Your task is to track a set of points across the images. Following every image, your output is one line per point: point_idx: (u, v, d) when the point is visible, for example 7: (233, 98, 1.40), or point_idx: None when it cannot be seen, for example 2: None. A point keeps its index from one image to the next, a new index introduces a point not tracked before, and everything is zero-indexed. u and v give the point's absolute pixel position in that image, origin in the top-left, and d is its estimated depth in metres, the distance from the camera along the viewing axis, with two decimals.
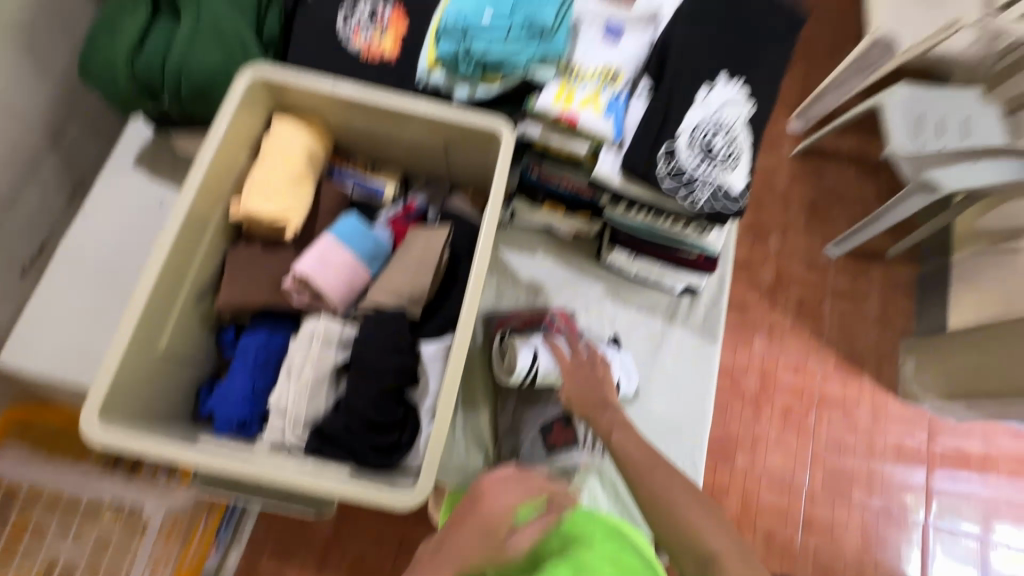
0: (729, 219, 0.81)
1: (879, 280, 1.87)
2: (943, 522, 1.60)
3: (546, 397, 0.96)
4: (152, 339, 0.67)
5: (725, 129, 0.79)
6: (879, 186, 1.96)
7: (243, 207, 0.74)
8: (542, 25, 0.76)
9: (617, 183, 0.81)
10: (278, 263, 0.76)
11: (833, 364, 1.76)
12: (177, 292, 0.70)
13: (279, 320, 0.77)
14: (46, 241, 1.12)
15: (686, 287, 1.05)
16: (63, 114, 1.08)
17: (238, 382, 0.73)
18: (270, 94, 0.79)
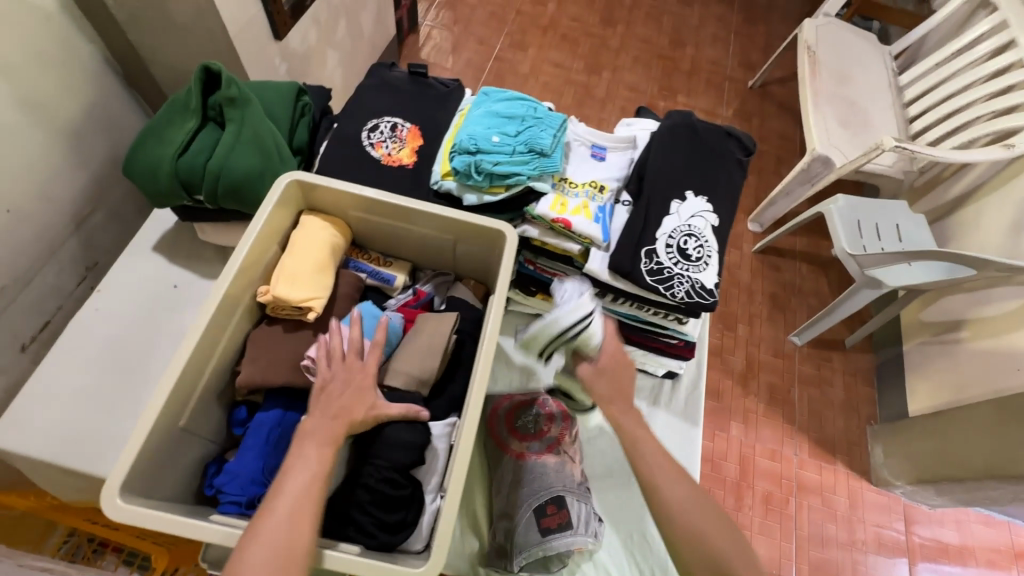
0: (704, 311, 0.92)
1: (841, 369, 2.11)
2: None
3: (539, 478, 0.97)
4: (176, 417, 0.70)
5: (697, 234, 0.93)
6: (831, 281, 2.23)
7: (271, 293, 0.81)
8: (541, 147, 0.91)
9: (605, 277, 0.92)
10: (298, 345, 0.82)
11: (807, 452, 1.93)
12: (202, 371, 0.74)
13: (293, 399, 0.81)
14: (50, 318, 1.14)
15: (667, 371, 1.15)
16: (89, 204, 1.16)
17: (250, 460, 0.75)
18: (301, 194, 0.90)
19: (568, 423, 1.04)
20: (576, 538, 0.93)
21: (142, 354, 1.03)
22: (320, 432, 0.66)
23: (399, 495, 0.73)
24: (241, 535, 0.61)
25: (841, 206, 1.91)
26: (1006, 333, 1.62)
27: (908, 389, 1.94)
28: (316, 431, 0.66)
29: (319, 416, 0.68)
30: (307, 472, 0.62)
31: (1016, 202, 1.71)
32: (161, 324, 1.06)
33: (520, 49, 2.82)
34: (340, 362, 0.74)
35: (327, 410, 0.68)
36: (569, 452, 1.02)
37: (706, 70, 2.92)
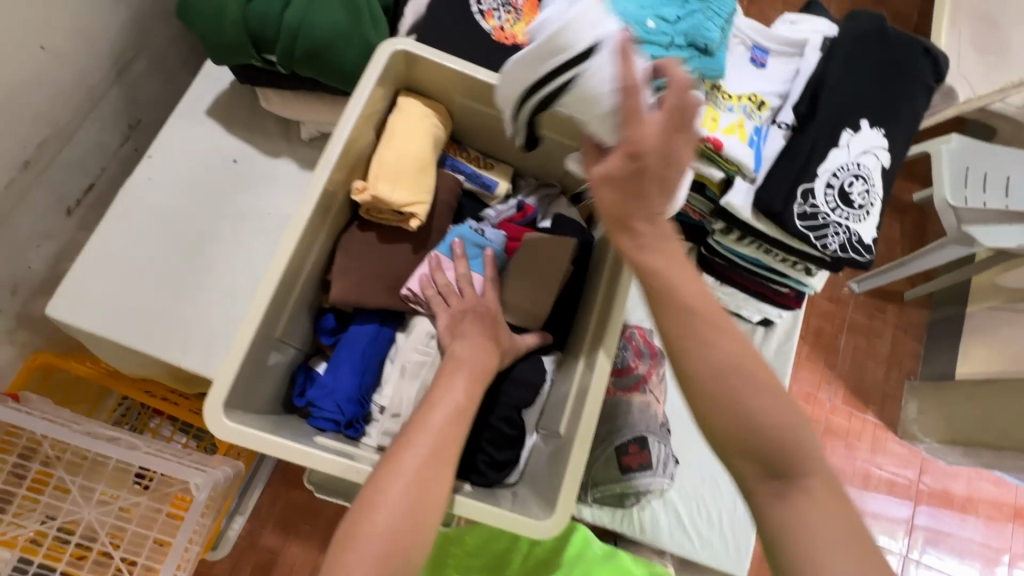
0: (854, 268, 0.79)
1: (894, 321, 2.02)
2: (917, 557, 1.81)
3: (622, 416, 0.92)
4: (270, 326, 0.62)
5: (864, 175, 0.78)
6: (906, 228, 2.07)
7: (371, 193, 0.69)
8: (706, 42, 0.72)
9: (746, 216, 0.79)
10: (397, 257, 0.72)
11: (841, 398, 1.92)
12: (297, 277, 0.65)
13: (388, 315, 0.73)
14: (95, 182, 1.03)
15: (764, 318, 1.06)
16: (131, 47, 0.98)
17: (345, 377, 0.68)
18: (403, 71, 0.74)
19: (656, 361, 0.97)
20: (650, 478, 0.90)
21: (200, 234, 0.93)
22: (469, 362, 0.63)
23: (512, 434, 0.69)
24: (370, 473, 0.58)
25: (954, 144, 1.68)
26: None
27: (961, 350, 1.87)
28: (467, 361, 0.63)
29: (460, 350, 0.64)
30: (454, 405, 0.59)
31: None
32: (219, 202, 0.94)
33: None
34: (461, 292, 0.69)
35: (472, 341, 0.65)
36: (654, 392, 0.95)
37: None
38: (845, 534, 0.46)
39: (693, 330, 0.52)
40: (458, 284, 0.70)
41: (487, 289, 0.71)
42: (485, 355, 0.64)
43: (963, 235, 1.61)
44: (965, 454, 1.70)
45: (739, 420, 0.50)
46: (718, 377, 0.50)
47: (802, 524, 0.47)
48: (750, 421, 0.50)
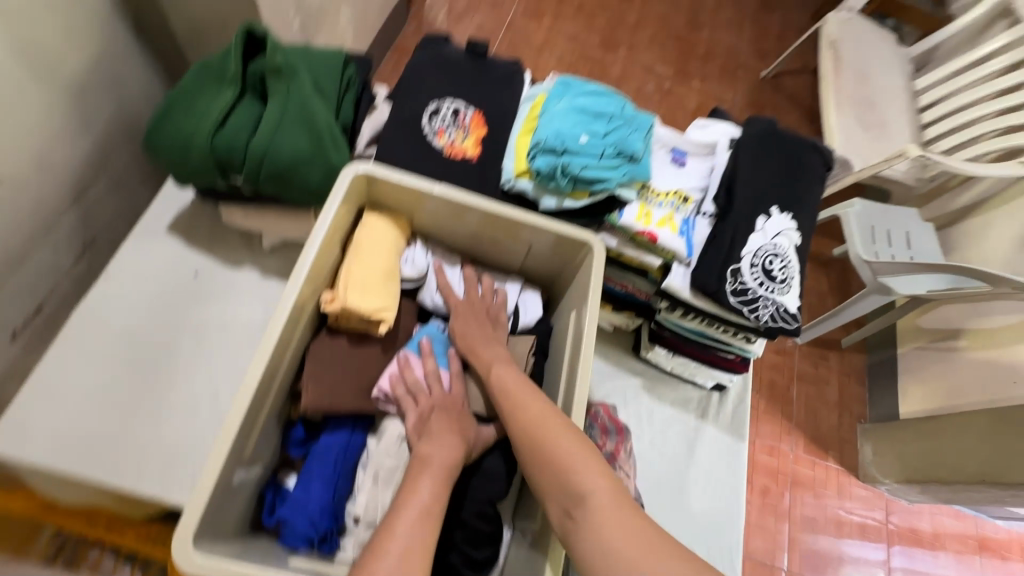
0: (786, 335, 0.88)
1: (837, 367, 2.16)
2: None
3: None
4: (239, 447, 0.62)
5: (781, 254, 0.88)
6: (833, 280, 2.27)
7: (339, 302, 0.71)
8: (632, 151, 0.83)
9: (685, 295, 0.87)
10: (365, 361, 0.74)
11: (803, 447, 1.99)
12: (268, 392, 0.65)
13: (358, 420, 0.74)
14: (44, 302, 1.01)
15: (717, 384, 1.12)
16: (90, 172, 1.01)
17: (317, 490, 0.68)
18: (364, 187, 0.80)
19: (622, 437, 1.00)
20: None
21: (158, 348, 0.92)
22: (437, 461, 0.61)
23: (489, 532, 0.68)
24: None
25: (857, 207, 1.92)
26: (1002, 346, 1.72)
27: (900, 390, 2.01)
28: (436, 460, 0.61)
29: (429, 448, 0.63)
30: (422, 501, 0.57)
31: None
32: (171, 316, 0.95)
33: (534, 17, 2.67)
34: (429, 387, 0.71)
35: (440, 440, 0.63)
36: (624, 468, 0.98)
37: (722, 55, 2.85)
38: (645, 551, 0.54)
39: (504, 401, 0.67)
40: (427, 379, 0.71)
41: (454, 383, 0.73)
42: (458, 450, 0.64)
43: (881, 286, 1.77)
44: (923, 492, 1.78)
45: (541, 465, 0.62)
46: (519, 435, 0.64)
47: (595, 539, 0.56)
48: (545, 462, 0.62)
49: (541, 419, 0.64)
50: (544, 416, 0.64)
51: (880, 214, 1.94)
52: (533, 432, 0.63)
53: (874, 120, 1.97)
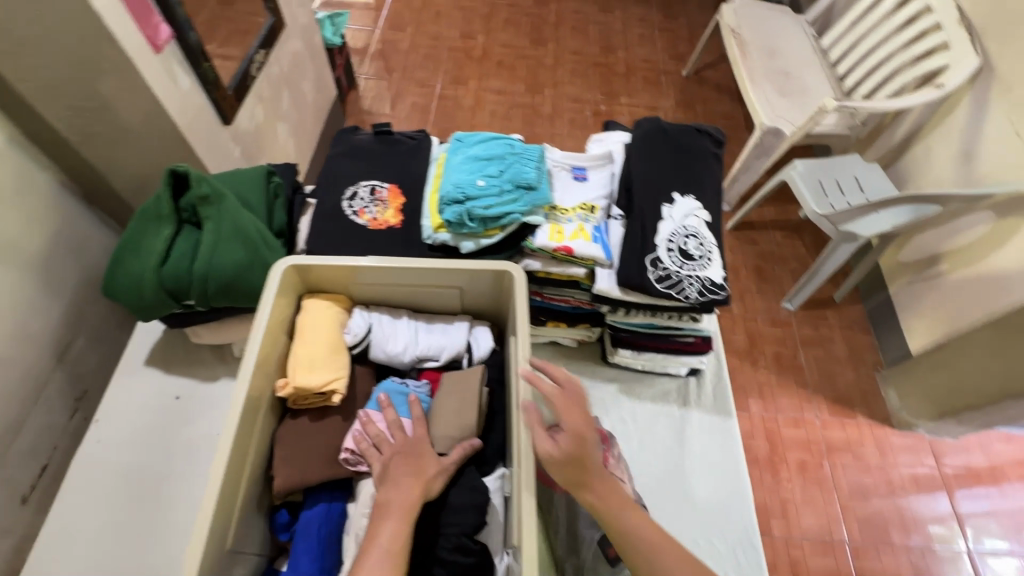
0: (720, 305, 0.92)
1: (837, 322, 2.15)
2: (981, 545, 1.74)
3: None
4: (222, 539, 0.66)
5: (694, 233, 0.94)
6: (806, 241, 2.32)
7: (292, 385, 0.78)
8: (528, 180, 0.91)
9: (616, 293, 0.92)
10: (329, 433, 0.79)
11: (827, 411, 1.96)
12: (239, 484, 0.70)
13: (335, 490, 0.78)
14: (48, 461, 1.08)
15: (690, 369, 1.14)
16: (67, 331, 1.11)
17: (304, 564, 0.71)
18: (298, 277, 0.87)
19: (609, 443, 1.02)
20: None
21: (152, 474, 0.97)
22: (398, 504, 0.66)
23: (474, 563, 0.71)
24: None
25: (800, 167, 1.98)
26: (981, 260, 1.72)
27: (905, 329, 2.00)
28: (395, 503, 0.66)
29: (391, 495, 0.67)
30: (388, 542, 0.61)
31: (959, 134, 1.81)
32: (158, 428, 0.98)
33: (461, 83, 2.88)
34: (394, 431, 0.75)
35: (402, 485, 0.68)
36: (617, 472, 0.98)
37: (641, 68, 3.03)
38: None
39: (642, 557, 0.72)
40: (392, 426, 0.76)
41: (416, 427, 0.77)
42: (418, 490, 0.68)
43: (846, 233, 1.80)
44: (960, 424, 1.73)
45: None
46: None
47: None
48: None
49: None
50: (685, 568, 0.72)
51: (823, 168, 2.00)
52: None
53: (789, 85, 2.08)
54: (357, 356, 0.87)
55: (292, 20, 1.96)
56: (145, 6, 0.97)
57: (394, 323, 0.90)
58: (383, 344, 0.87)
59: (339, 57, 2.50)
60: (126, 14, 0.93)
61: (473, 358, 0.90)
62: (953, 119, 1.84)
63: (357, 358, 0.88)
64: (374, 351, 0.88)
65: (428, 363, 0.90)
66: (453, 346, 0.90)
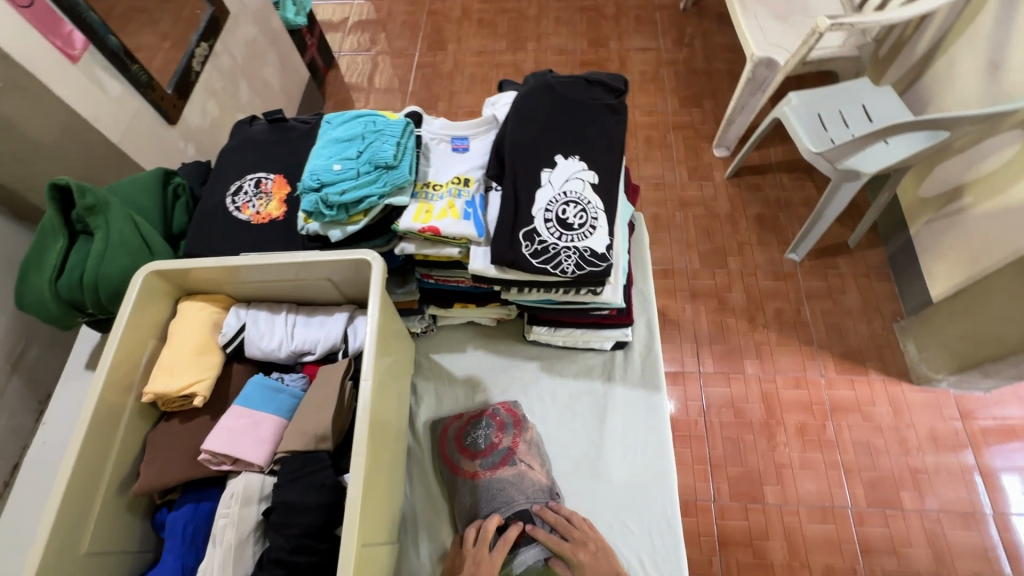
0: (604, 277, 0.84)
1: (849, 267, 1.82)
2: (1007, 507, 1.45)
3: (499, 494, 0.94)
4: (75, 540, 0.70)
5: (575, 200, 0.86)
6: (817, 181, 1.99)
7: (151, 391, 0.79)
8: (386, 160, 0.85)
9: (492, 273, 0.86)
10: (195, 434, 0.81)
11: (834, 369, 1.66)
12: (94, 493, 0.73)
13: (205, 489, 0.80)
14: (19, 458, 1.18)
15: (615, 343, 1.07)
16: (18, 340, 1.20)
17: (167, 563, 0.75)
18: (168, 281, 0.87)
19: (519, 429, 1.00)
20: (542, 548, 0.91)
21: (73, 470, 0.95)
22: None
23: (313, 561, 0.71)
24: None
25: (794, 99, 1.65)
26: (1009, 187, 1.38)
27: (925, 272, 1.66)
28: None
29: None
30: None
31: (988, 39, 1.41)
32: (63, 419, 0.99)
33: (440, 49, 2.72)
34: (475, 559, 0.86)
35: None
36: (526, 459, 0.98)
37: (634, 6, 2.71)
38: None
39: None
40: (475, 546, 0.88)
41: (496, 550, 0.88)
42: None
43: (845, 170, 1.48)
44: (988, 378, 1.45)
45: None
46: None
47: None
48: None
49: None
50: None
51: (822, 95, 1.66)
52: None
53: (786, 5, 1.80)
54: (231, 352, 0.88)
55: (240, 6, 1.70)
56: (52, 16, 1.06)
57: (268, 319, 0.89)
58: (254, 341, 0.87)
59: (308, 37, 2.44)
60: (30, 26, 1.03)
61: (349, 351, 0.88)
62: (981, 22, 1.43)
63: (232, 355, 0.88)
64: (245, 350, 0.87)
65: (306, 356, 0.89)
66: (328, 338, 0.88)
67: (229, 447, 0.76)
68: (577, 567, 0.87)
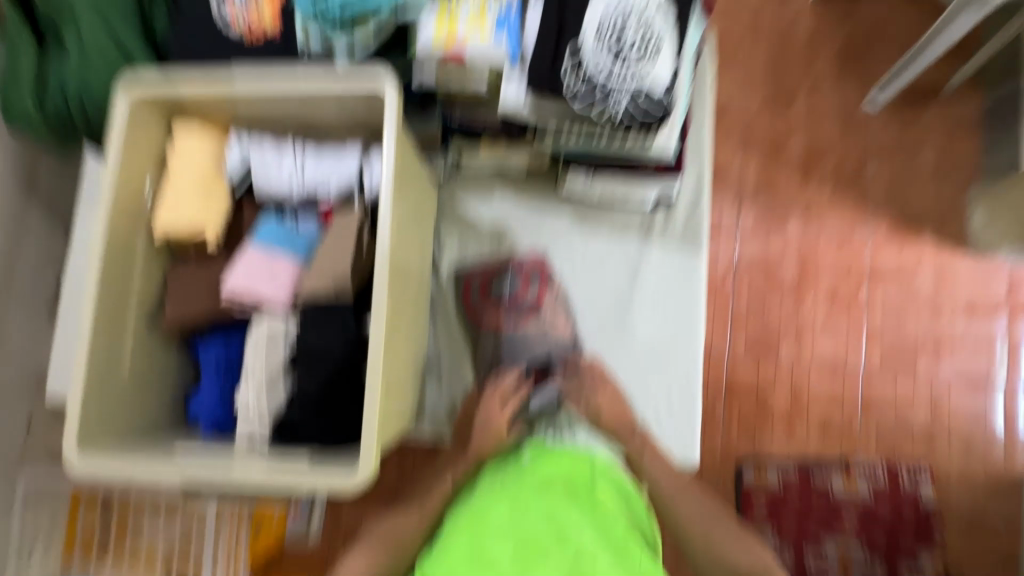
0: (658, 124, 0.71)
1: (938, 116, 1.53)
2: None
3: (521, 345, 0.98)
4: (115, 369, 0.73)
5: (636, 19, 0.69)
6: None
7: (162, 228, 0.76)
8: None
9: (524, 113, 0.72)
10: (214, 275, 0.79)
11: (885, 232, 1.51)
12: (123, 327, 0.74)
13: (233, 326, 0.81)
14: None
15: (659, 200, 0.97)
16: None
17: (207, 391, 0.79)
18: (157, 106, 0.77)
19: (547, 282, 1.00)
20: (555, 388, 0.95)
21: None
22: None
23: (338, 402, 0.73)
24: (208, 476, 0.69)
25: None
26: None
27: None
28: None
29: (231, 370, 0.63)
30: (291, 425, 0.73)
31: None
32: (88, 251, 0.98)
33: None
34: (486, 409, 0.88)
35: None
36: (550, 315, 0.99)
37: None
38: None
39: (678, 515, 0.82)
40: (489, 395, 0.90)
41: (509, 400, 0.90)
42: None
43: None
44: None
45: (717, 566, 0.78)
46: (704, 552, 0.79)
47: None
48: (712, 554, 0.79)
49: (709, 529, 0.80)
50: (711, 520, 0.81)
51: None
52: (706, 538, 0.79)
53: None
54: (240, 188, 0.81)
55: None
56: None
57: (274, 153, 0.79)
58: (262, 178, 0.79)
59: None
60: None
61: (369, 197, 0.79)
62: None
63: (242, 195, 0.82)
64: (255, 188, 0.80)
65: (320, 199, 0.80)
66: (342, 178, 0.79)
67: (250, 286, 0.75)
68: (596, 409, 0.91)
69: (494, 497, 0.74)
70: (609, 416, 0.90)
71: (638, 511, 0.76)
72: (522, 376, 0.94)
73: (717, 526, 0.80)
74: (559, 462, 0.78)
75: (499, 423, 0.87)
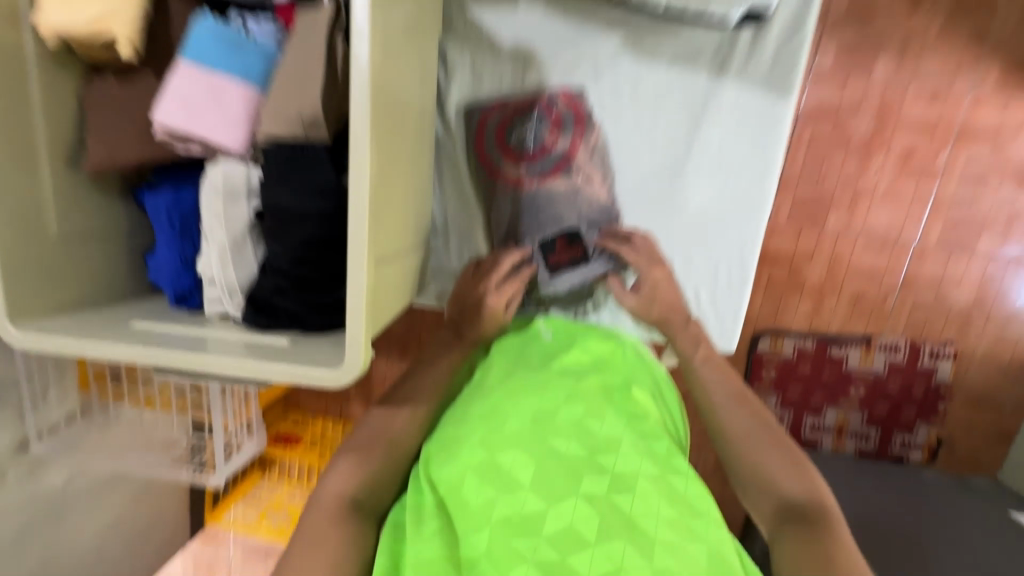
0: None
1: None
2: None
3: (545, 210, 0.79)
4: (38, 226, 0.58)
5: None
6: None
7: (53, 28, 0.54)
8: None
9: None
10: (145, 103, 0.59)
11: (992, 84, 0.97)
12: (37, 172, 0.58)
13: (186, 172, 0.64)
14: None
15: (748, 13, 0.71)
16: None
17: (164, 253, 0.65)
18: None
19: (582, 129, 0.79)
20: (604, 262, 0.80)
21: None
22: None
23: (319, 275, 0.60)
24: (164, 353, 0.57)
25: None
26: None
27: None
28: None
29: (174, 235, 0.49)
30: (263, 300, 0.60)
31: None
32: None
33: None
34: (483, 291, 0.74)
35: None
36: (584, 169, 0.80)
37: None
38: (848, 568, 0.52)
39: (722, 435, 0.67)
40: (485, 277, 0.76)
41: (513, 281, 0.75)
42: None
43: None
44: None
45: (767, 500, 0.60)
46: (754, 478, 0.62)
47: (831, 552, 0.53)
48: (756, 479, 0.62)
49: (758, 450, 0.64)
50: (762, 444, 0.64)
51: None
52: (752, 460, 0.63)
53: None
54: None
55: None
56: None
57: None
58: None
59: None
60: None
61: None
62: None
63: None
64: None
65: None
66: None
67: (188, 123, 0.55)
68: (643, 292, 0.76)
69: (517, 400, 0.61)
70: (660, 300, 0.77)
71: (665, 411, 0.70)
72: (528, 258, 0.78)
73: (765, 439, 0.64)
74: (578, 356, 0.70)
75: (496, 305, 0.72)
